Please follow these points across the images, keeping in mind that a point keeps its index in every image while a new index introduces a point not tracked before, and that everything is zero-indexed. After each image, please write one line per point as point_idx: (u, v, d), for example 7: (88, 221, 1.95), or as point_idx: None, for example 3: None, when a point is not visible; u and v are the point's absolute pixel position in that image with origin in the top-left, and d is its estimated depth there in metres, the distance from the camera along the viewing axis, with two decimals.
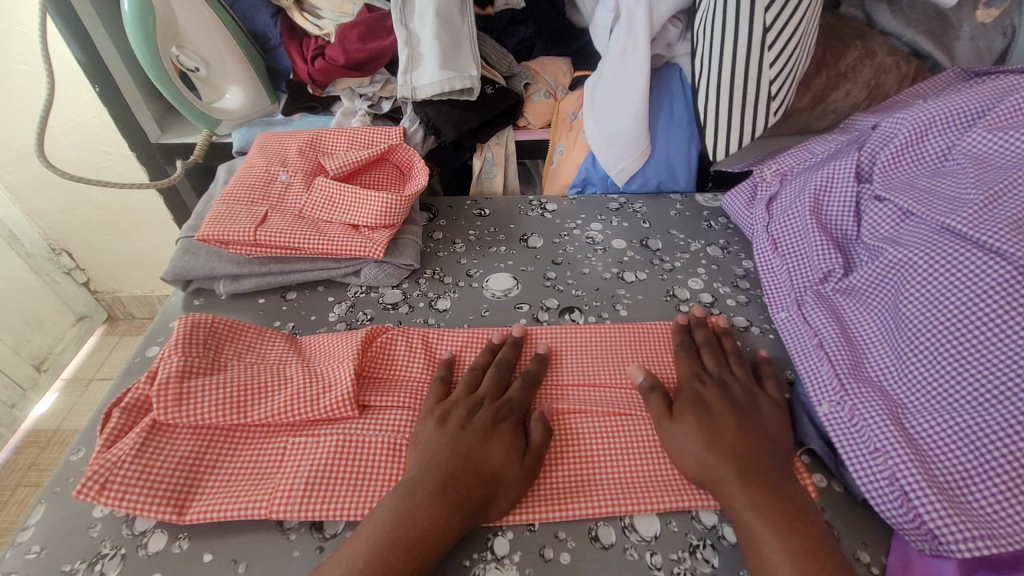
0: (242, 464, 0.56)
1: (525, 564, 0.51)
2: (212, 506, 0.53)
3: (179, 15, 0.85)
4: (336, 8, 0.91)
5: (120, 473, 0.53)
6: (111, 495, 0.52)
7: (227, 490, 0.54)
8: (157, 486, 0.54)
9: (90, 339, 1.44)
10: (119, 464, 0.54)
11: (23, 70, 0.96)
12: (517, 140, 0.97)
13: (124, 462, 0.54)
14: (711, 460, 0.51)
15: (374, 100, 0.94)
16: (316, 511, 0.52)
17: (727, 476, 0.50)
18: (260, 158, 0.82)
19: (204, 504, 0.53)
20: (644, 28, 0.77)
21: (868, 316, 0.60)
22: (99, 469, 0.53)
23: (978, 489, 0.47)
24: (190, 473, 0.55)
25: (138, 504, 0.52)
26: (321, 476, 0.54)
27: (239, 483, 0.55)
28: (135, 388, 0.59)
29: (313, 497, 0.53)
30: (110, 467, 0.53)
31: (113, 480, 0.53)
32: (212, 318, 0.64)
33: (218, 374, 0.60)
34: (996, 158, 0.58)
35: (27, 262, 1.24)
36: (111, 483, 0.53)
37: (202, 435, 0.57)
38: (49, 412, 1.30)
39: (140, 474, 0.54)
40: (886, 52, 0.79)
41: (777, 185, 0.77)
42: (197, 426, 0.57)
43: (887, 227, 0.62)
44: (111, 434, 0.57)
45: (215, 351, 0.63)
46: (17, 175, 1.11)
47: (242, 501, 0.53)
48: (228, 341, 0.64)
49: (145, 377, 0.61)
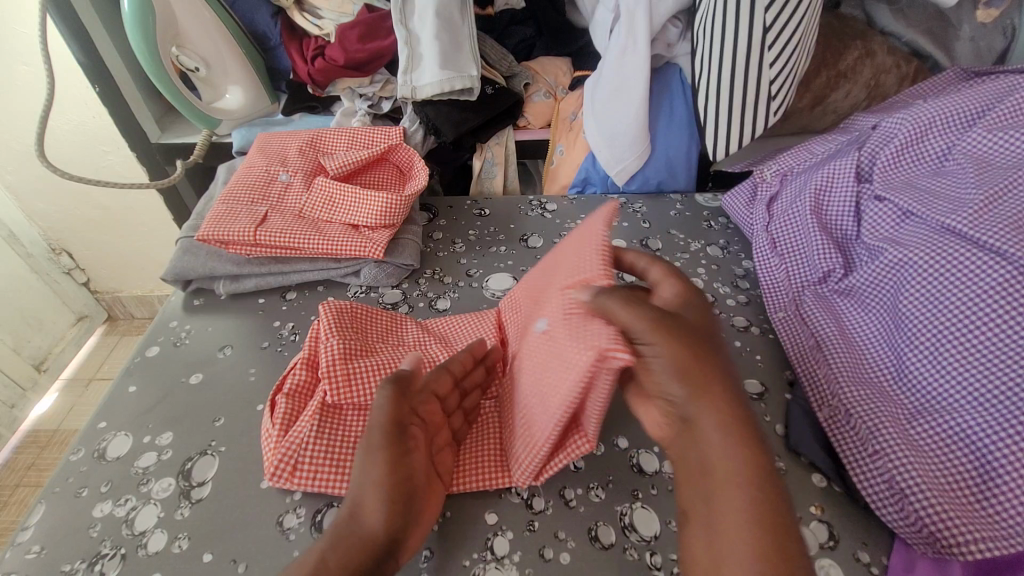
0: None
1: (525, 564, 0.51)
2: (357, 478, 0.54)
3: (178, 13, 0.84)
4: (336, 8, 0.91)
5: (274, 459, 0.54)
6: (308, 480, 0.53)
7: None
8: (344, 464, 0.54)
9: (90, 338, 1.44)
10: (303, 446, 0.54)
11: (23, 70, 0.96)
12: (517, 140, 0.97)
13: (308, 443, 0.54)
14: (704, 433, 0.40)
15: (374, 100, 0.94)
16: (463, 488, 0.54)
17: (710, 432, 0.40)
18: (260, 158, 0.82)
19: (349, 482, 0.54)
20: (643, 27, 0.77)
21: (867, 316, 0.61)
22: (286, 454, 0.54)
23: (979, 490, 0.46)
24: (329, 448, 0.55)
25: (331, 481, 0.53)
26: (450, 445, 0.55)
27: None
28: (295, 375, 0.60)
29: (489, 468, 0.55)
30: (297, 449, 0.54)
31: (303, 462, 0.54)
32: (350, 304, 0.66)
33: (375, 356, 0.61)
34: (997, 158, 0.58)
35: (27, 261, 1.24)
36: (301, 465, 0.54)
37: (332, 412, 0.57)
38: (49, 413, 1.30)
39: (312, 455, 0.54)
40: (887, 52, 0.79)
41: (777, 184, 0.77)
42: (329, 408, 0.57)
43: (887, 227, 0.62)
44: (284, 420, 0.57)
45: (360, 333, 0.64)
46: (17, 175, 1.11)
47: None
48: (369, 325, 0.66)
49: (301, 363, 0.61)
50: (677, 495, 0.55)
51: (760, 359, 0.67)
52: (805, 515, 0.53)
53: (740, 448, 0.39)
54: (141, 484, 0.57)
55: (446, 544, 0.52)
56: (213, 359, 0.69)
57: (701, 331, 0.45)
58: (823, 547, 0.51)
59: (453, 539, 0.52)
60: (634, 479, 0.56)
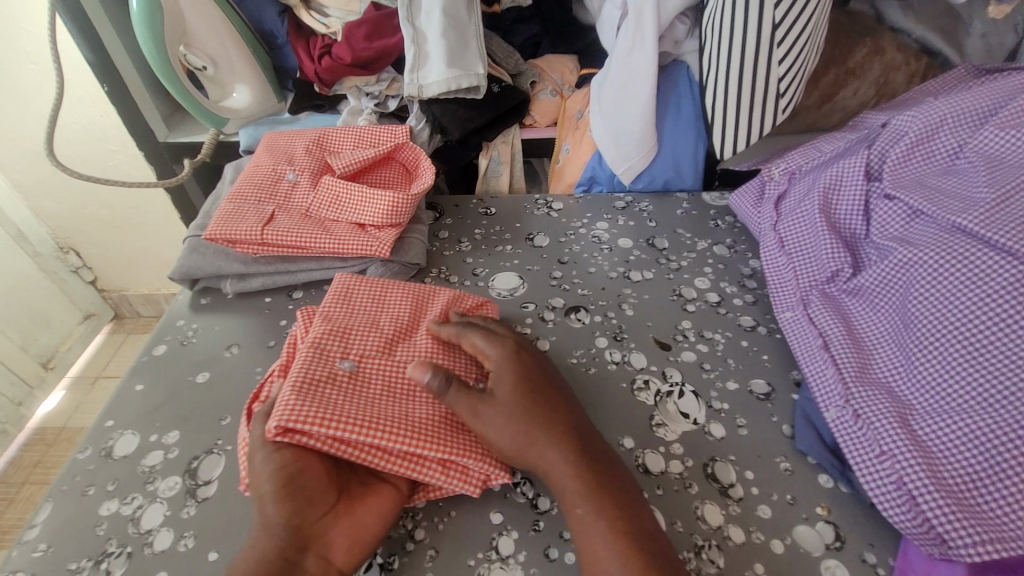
0: (376, 401, 0.55)
1: (529, 563, 0.51)
2: (364, 430, 0.52)
3: (185, 12, 0.85)
4: (343, 6, 0.91)
5: (277, 407, 0.51)
6: (313, 424, 0.51)
7: (368, 419, 0.53)
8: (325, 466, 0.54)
9: (97, 336, 1.45)
10: None
11: (33, 70, 0.97)
12: (523, 139, 0.97)
13: None
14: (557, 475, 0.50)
15: (380, 99, 0.94)
16: (454, 480, 0.53)
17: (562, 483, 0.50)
18: (267, 157, 0.82)
19: (354, 432, 0.52)
20: (651, 25, 0.76)
21: (875, 317, 0.60)
22: None
23: (988, 492, 0.46)
24: (332, 404, 0.53)
25: None
26: (443, 422, 0.55)
27: (382, 417, 0.54)
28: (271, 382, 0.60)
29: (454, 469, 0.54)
30: None
31: None
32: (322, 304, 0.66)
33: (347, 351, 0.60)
34: (1009, 157, 0.57)
35: (36, 260, 1.25)
36: None
37: (335, 378, 0.56)
38: (56, 410, 1.32)
39: (315, 405, 0.52)
40: (897, 49, 0.78)
41: (786, 183, 0.76)
42: (328, 373, 0.56)
43: (896, 226, 0.61)
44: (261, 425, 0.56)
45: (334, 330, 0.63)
46: (25, 174, 1.12)
47: (394, 435, 0.52)
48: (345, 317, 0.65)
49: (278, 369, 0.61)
50: (683, 495, 0.55)
51: (767, 359, 0.67)
52: (812, 516, 0.53)
53: (594, 501, 0.48)
54: (148, 483, 0.57)
55: (452, 544, 0.52)
56: (219, 358, 0.70)
57: (556, 397, 0.55)
58: (830, 548, 0.51)
59: (459, 540, 0.53)
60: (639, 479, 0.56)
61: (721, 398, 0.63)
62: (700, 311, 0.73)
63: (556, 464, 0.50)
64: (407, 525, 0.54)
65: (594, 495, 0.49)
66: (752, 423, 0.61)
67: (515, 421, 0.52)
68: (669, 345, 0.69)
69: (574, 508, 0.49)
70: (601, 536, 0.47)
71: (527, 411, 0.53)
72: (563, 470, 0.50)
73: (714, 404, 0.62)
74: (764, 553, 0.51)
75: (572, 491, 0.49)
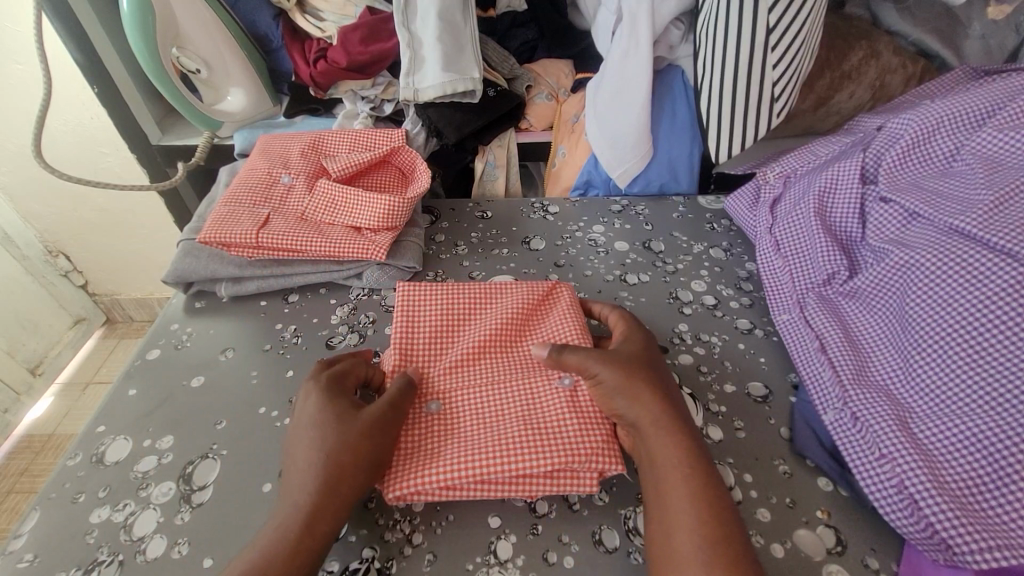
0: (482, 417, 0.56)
1: (528, 567, 0.50)
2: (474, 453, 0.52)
3: (178, 14, 0.84)
4: (337, 10, 0.91)
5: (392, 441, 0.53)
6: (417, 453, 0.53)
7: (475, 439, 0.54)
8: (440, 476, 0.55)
9: (88, 340, 1.44)
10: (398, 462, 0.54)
11: (17, 69, 0.96)
12: (518, 143, 0.97)
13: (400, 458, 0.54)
14: (666, 456, 0.49)
15: (375, 102, 0.95)
16: (567, 486, 0.53)
17: (672, 467, 0.48)
18: (262, 161, 0.82)
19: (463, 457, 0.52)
20: (645, 30, 0.77)
21: (870, 318, 0.61)
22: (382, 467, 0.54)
23: (991, 496, 0.46)
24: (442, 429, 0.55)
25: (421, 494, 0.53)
26: (541, 432, 0.54)
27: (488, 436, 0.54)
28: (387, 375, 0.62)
29: (564, 477, 0.53)
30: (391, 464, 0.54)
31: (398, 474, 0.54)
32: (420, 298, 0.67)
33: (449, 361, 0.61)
34: (1006, 159, 0.58)
35: (23, 264, 1.24)
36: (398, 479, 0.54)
37: (428, 425, 0.56)
38: (44, 416, 1.30)
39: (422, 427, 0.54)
40: (892, 53, 0.79)
41: (780, 186, 0.76)
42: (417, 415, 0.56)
43: (892, 228, 0.62)
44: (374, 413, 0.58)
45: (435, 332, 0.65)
46: (13, 176, 1.11)
47: (496, 466, 0.52)
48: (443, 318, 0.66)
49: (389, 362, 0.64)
50: None
51: (765, 362, 0.67)
52: (812, 520, 0.53)
53: (694, 489, 0.47)
54: (141, 488, 0.56)
55: (450, 547, 0.52)
56: (214, 362, 0.69)
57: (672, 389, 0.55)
58: (831, 553, 0.51)
59: (456, 543, 0.52)
60: (637, 482, 0.56)
61: (718, 400, 0.63)
62: (697, 313, 0.73)
63: (674, 442, 0.50)
64: (405, 529, 0.53)
65: (705, 477, 0.48)
66: (751, 426, 0.61)
67: (631, 402, 0.52)
68: (666, 347, 0.69)
69: (675, 480, 0.48)
70: (698, 536, 0.44)
71: (644, 391, 0.53)
72: (672, 456, 0.49)
73: (711, 406, 0.62)
74: (765, 557, 0.51)
75: (672, 468, 0.48)
